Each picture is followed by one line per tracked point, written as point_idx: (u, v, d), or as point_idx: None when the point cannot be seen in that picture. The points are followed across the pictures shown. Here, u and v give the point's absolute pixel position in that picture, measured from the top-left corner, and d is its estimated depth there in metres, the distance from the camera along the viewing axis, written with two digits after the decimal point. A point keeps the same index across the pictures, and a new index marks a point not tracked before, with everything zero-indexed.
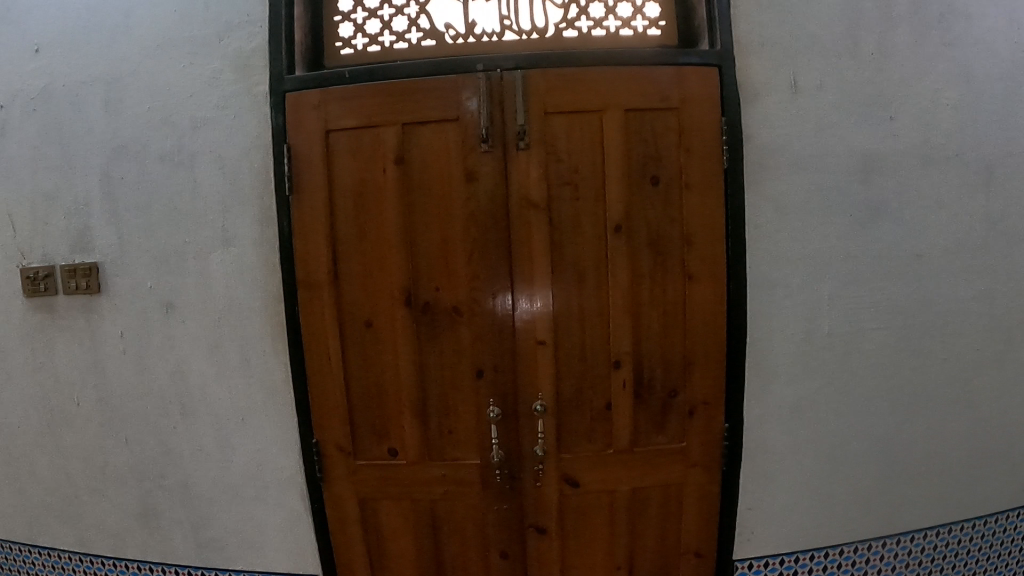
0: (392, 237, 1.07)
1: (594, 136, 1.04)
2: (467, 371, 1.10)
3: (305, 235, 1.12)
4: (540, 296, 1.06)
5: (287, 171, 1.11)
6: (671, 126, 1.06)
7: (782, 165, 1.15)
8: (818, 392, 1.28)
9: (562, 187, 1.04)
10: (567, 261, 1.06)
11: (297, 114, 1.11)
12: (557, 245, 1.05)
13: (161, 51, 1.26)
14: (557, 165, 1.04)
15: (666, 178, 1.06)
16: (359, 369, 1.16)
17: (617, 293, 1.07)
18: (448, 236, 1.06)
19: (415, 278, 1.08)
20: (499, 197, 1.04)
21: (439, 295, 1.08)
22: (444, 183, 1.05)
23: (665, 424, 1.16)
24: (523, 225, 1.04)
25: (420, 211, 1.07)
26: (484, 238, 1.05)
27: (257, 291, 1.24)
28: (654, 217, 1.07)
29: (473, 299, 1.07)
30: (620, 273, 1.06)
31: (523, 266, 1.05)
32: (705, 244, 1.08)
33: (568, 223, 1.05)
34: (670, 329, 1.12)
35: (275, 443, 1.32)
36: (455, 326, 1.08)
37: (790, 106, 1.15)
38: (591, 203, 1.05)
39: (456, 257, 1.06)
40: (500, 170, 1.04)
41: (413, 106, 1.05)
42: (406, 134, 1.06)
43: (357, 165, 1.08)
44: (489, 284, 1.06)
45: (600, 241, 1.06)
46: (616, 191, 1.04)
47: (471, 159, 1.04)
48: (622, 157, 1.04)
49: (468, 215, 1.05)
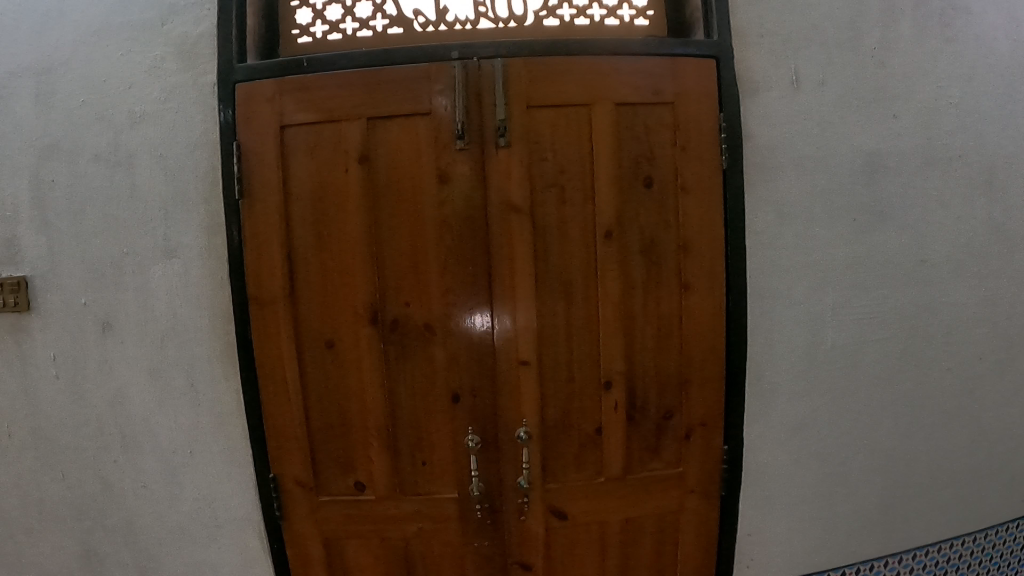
0: (354, 246, 0.95)
1: (580, 133, 0.93)
2: (442, 396, 0.99)
3: (257, 243, 0.99)
4: (522, 311, 0.95)
5: (236, 171, 0.98)
6: (665, 122, 0.96)
7: (783, 165, 1.06)
8: (821, 410, 1.18)
9: (546, 189, 0.93)
10: (551, 272, 0.95)
11: (248, 107, 0.99)
12: (540, 254, 0.94)
13: (97, 38, 1.12)
14: (540, 165, 0.93)
15: (659, 179, 0.96)
16: (321, 393, 1.03)
17: (607, 307, 0.96)
18: (418, 244, 0.94)
19: (381, 292, 0.96)
20: (475, 200, 0.93)
21: (408, 311, 0.96)
22: (413, 185, 0.94)
23: (660, 449, 1.05)
24: (503, 233, 0.93)
25: (386, 216, 0.94)
26: (459, 247, 0.94)
27: (204, 307, 1.10)
28: (647, 222, 0.96)
29: (448, 315, 0.95)
30: (611, 285, 0.95)
31: (503, 278, 0.94)
32: (703, 251, 0.98)
33: (553, 229, 0.94)
34: (665, 345, 1.00)
35: (229, 475, 1.18)
36: (428, 346, 0.96)
37: (791, 102, 1.07)
38: (578, 207, 0.94)
39: (428, 268, 0.94)
40: (476, 171, 0.93)
41: (378, 99, 0.93)
42: (370, 130, 0.94)
43: (315, 165, 0.96)
44: (465, 299, 0.95)
45: (588, 250, 0.95)
46: (605, 194, 0.94)
47: (443, 158, 0.93)
48: (612, 155, 0.93)
49: (441, 221, 0.93)
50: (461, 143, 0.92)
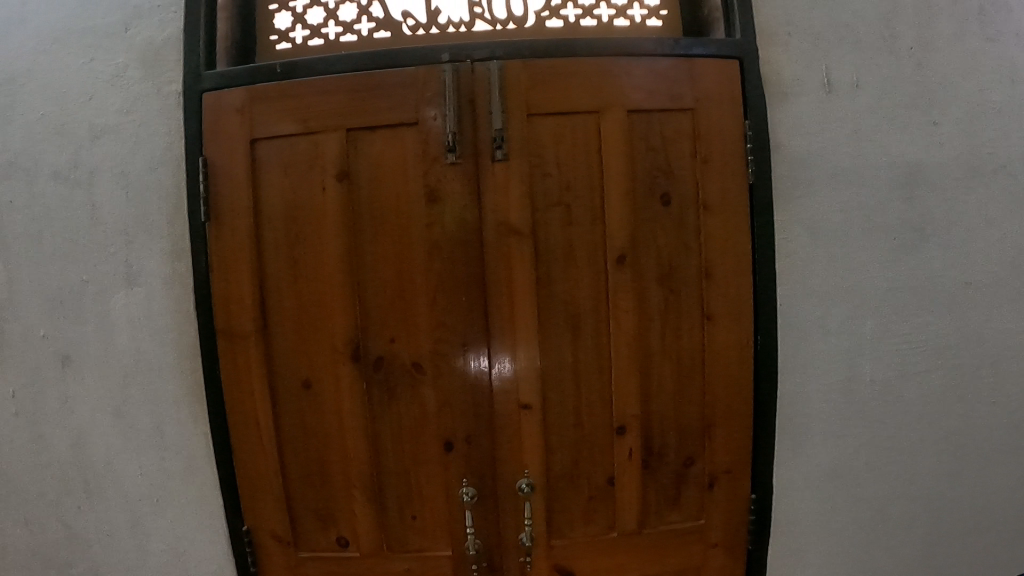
0: (332, 274, 0.84)
1: (587, 144, 0.82)
2: (433, 443, 0.87)
3: (225, 271, 0.88)
4: (524, 348, 0.83)
5: (202, 190, 0.88)
6: (684, 132, 0.85)
7: (816, 179, 0.95)
8: (860, 453, 1.05)
9: (550, 208, 0.82)
10: (556, 302, 0.83)
11: (216, 119, 0.88)
12: (544, 282, 0.82)
13: (57, 45, 1.02)
14: (544, 181, 0.82)
15: (679, 195, 0.84)
16: (298, 438, 0.91)
17: (620, 340, 0.84)
18: (403, 272, 0.82)
19: (362, 326, 0.84)
20: (469, 222, 0.81)
21: (394, 348, 0.84)
22: (399, 204, 0.82)
23: (680, 499, 0.93)
24: (501, 258, 0.81)
25: (367, 240, 0.83)
26: (452, 275, 0.82)
27: (170, 340, 0.99)
28: (665, 244, 0.84)
29: (437, 352, 0.83)
30: (624, 316, 0.84)
31: (501, 310, 0.82)
32: (728, 277, 0.86)
33: (559, 254, 0.82)
34: (686, 383, 0.88)
35: (200, 526, 1.06)
36: (416, 386, 0.85)
37: (822, 109, 0.95)
38: (587, 228, 0.82)
39: (416, 299, 0.83)
40: (471, 188, 0.81)
41: (358, 107, 0.82)
42: (350, 143, 0.83)
43: (288, 182, 0.85)
44: (457, 334, 0.83)
45: (599, 276, 0.83)
46: (617, 212, 0.82)
47: (432, 174, 0.81)
48: (625, 170, 0.82)
49: (430, 245, 0.81)
50: (453, 157, 0.80)
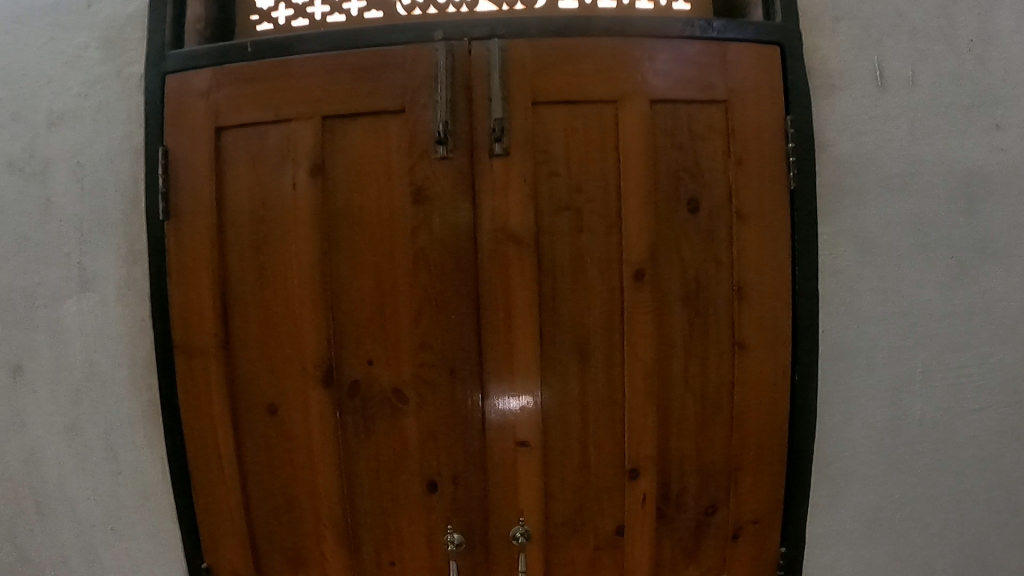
0: (300, 285, 0.71)
1: (603, 141, 0.69)
2: (415, 484, 0.74)
3: (183, 276, 0.77)
4: (523, 379, 0.69)
5: (160, 184, 0.77)
6: (716, 128, 0.72)
7: (867, 187, 0.82)
8: (910, 501, 0.91)
9: (558, 215, 0.68)
10: (564, 324, 0.69)
11: (180, 103, 0.77)
12: (549, 301, 0.69)
13: (16, 21, 0.92)
14: (552, 182, 0.68)
15: (708, 201, 0.72)
16: (262, 468, 0.79)
17: (637, 373, 0.70)
18: (383, 283, 0.70)
19: (335, 347, 0.71)
20: (462, 229, 0.68)
21: (372, 372, 0.71)
22: (379, 205, 0.69)
23: (699, 553, 0.80)
24: (499, 272, 0.68)
25: (341, 246, 0.70)
26: (441, 288, 0.69)
27: (126, 352, 0.88)
28: (691, 258, 0.72)
29: (420, 379, 0.70)
30: (642, 345, 0.70)
31: (498, 332, 0.69)
32: (763, 297, 0.74)
33: (568, 269, 0.68)
34: (711, 419, 0.76)
35: (158, 561, 0.94)
36: (396, 418, 0.71)
37: (874, 107, 0.83)
38: (600, 239, 0.68)
39: (398, 314, 0.69)
40: (462, 189, 0.68)
41: (336, 91, 0.70)
42: (326, 133, 0.70)
43: (256, 177, 0.74)
44: (446, 358, 0.69)
45: (614, 298, 0.69)
46: (637, 222, 0.68)
47: (417, 172, 0.68)
48: (647, 168, 0.69)
49: (416, 253, 0.68)
50: (442, 151, 0.67)
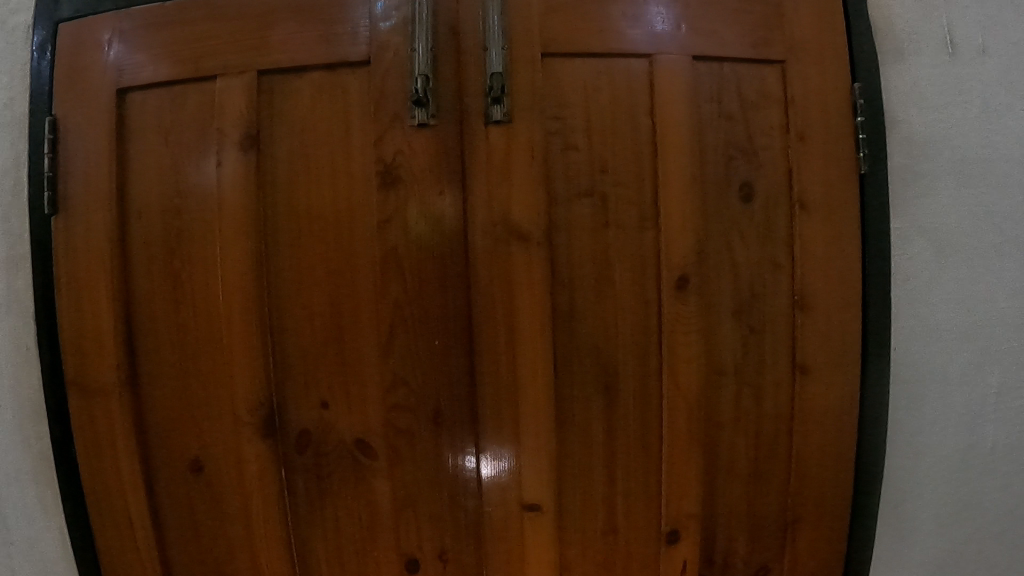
0: (226, 300, 0.52)
1: (631, 107, 0.51)
2: (387, 567, 0.54)
3: (73, 289, 0.58)
4: (532, 425, 0.50)
5: (45, 166, 0.58)
6: (771, 94, 0.56)
7: (943, 173, 0.68)
8: (996, 557, 0.74)
9: (570, 205, 0.49)
10: (585, 351, 0.50)
11: (73, 58, 0.58)
12: (565, 321, 0.50)
13: None
14: (566, 161, 0.50)
15: (766, 185, 0.55)
16: (184, 541, 0.60)
17: (680, 416, 0.51)
18: (339, 296, 0.50)
19: (278, 381, 0.52)
20: (449, 223, 0.49)
21: (327, 417, 0.52)
22: (333, 191, 0.50)
23: None
24: (495, 283, 0.48)
25: (281, 245, 0.51)
26: (421, 301, 0.49)
27: (12, 385, 0.68)
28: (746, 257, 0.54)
29: (391, 425, 0.51)
30: (685, 379, 0.51)
31: (499, 364, 0.49)
32: (831, 310, 0.57)
33: (590, 275, 0.50)
34: (767, 467, 0.58)
35: None
36: (363, 477, 0.53)
37: (947, 77, 0.69)
38: (631, 237, 0.50)
39: (361, 337, 0.50)
40: (441, 169, 0.49)
41: (279, 39, 0.52)
42: (263, 95, 0.53)
43: (170, 156, 0.55)
44: (428, 397, 0.50)
45: (650, 316, 0.50)
46: (678, 214, 0.50)
47: (386, 145, 0.49)
48: (691, 139, 0.51)
49: (382, 257, 0.49)
50: (417, 119, 0.49)
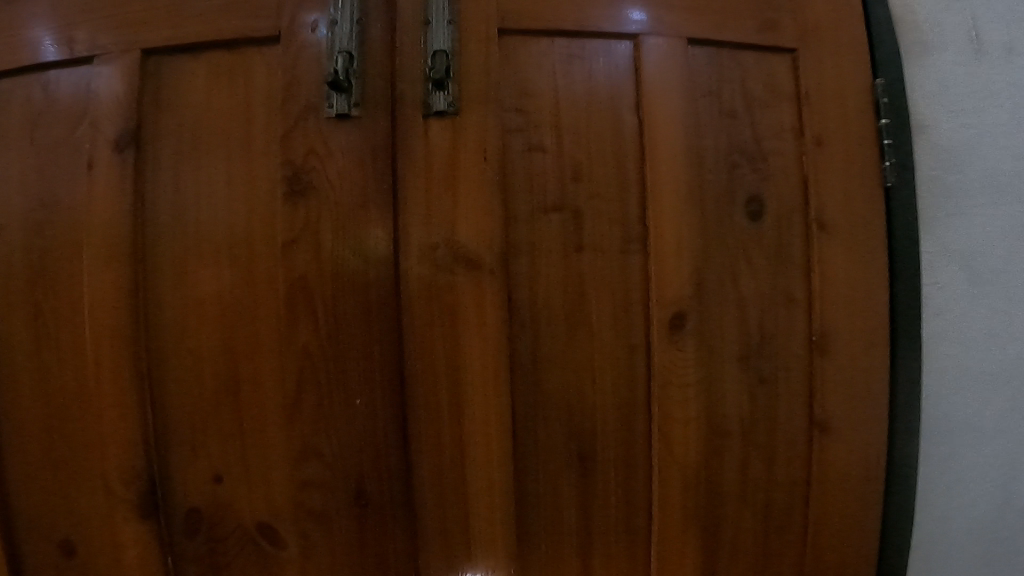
0: (92, 344, 0.41)
1: (611, 100, 0.40)
2: None
3: None
4: (485, 510, 0.39)
5: None
6: (780, 89, 0.46)
7: (977, 187, 0.58)
8: None
9: (529, 224, 0.38)
10: (552, 413, 0.38)
11: None
12: (526, 374, 0.38)
13: None
14: (527, 166, 0.38)
15: (774, 201, 0.44)
16: None
17: (675, 494, 0.40)
18: (234, 340, 0.39)
19: (159, 447, 0.41)
20: (374, 245, 0.37)
21: (222, 494, 0.40)
22: (228, 204, 0.39)
23: None
24: (433, 324, 0.37)
25: (163, 272, 0.40)
26: (338, 348, 0.38)
27: None
28: (758, 296, 0.42)
29: (303, 506, 0.39)
30: (681, 446, 0.40)
31: (440, 431, 0.38)
32: (856, 351, 0.46)
33: (559, 315, 0.38)
34: (781, 545, 0.47)
35: None
36: (268, 570, 0.41)
37: (977, 78, 0.59)
38: (613, 266, 0.38)
39: (261, 393, 0.39)
40: (366, 172, 0.38)
41: (169, 10, 0.41)
42: (148, 80, 0.42)
43: (36, 159, 0.43)
44: (349, 471, 0.39)
45: (636, 368, 0.39)
46: (672, 236, 0.39)
47: (297, 142, 0.38)
48: (687, 140, 0.40)
49: (289, 289, 0.38)
50: (336, 108, 0.38)
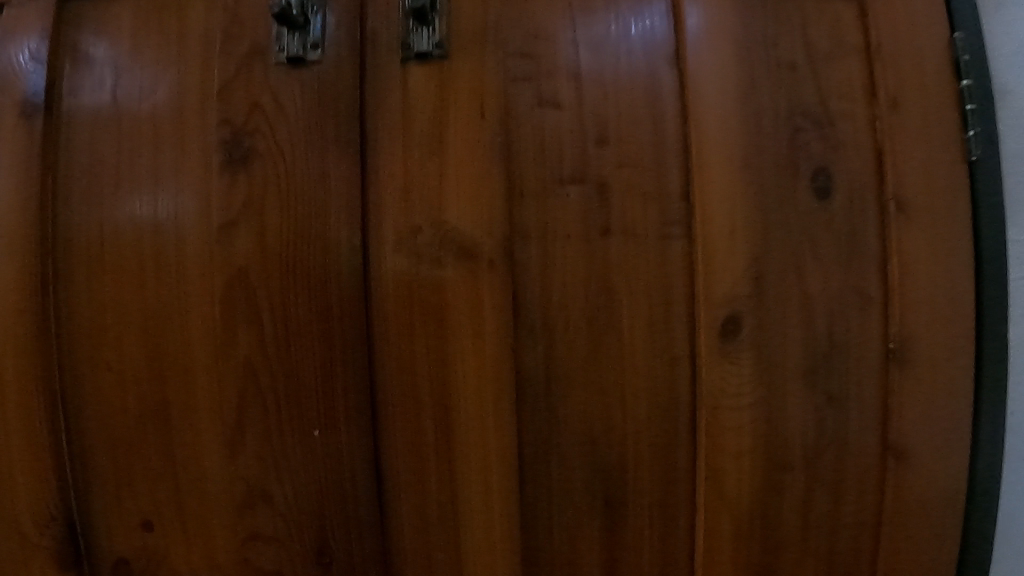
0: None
1: (642, 42, 0.31)
2: None
3: None
4: (482, 565, 0.31)
5: None
6: (854, 30, 0.36)
7: None
8: None
9: (541, 201, 0.29)
10: (568, 445, 0.30)
11: None
12: (537, 395, 0.29)
13: None
14: (538, 127, 0.29)
15: (849, 172, 0.34)
16: None
17: (725, 548, 0.32)
18: (162, 356, 0.31)
19: (76, 489, 0.32)
20: (336, 232, 0.29)
21: (153, 545, 0.32)
22: (155, 182, 0.31)
23: None
24: (414, 334, 0.29)
25: (77, 265, 0.31)
26: (291, 366, 0.30)
27: None
28: (830, 294, 0.33)
29: (251, 565, 0.32)
30: (733, 486, 0.31)
31: (426, 468, 0.30)
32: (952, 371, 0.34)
33: (580, 318, 0.29)
34: None
35: None
36: None
37: None
38: (651, 255, 0.29)
39: (196, 420, 0.31)
40: (327, 136, 0.29)
41: None
42: (64, 24, 0.33)
43: None
44: (305, 524, 0.31)
45: (678, 386, 0.30)
46: (726, 217, 0.30)
47: (237, 95, 0.30)
48: (735, 92, 0.30)
49: (227, 291, 0.30)
50: (288, 51, 0.30)
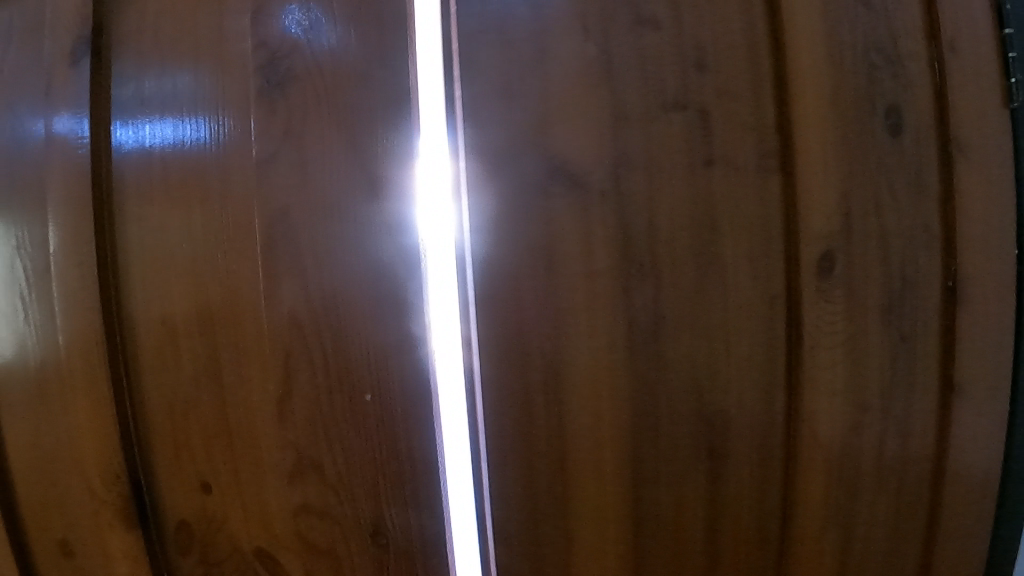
0: (54, 304, 0.30)
1: None
2: None
3: None
4: (591, 504, 0.30)
5: None
6: None
7: None
8: None
9: (645, 135, 0.29)
10: (674, 382, 0.29)
11: None
12: (647, 339, 0.29)
13: None
14: (637, 57, 0.29)
15: (923, 110, 0.33)
16: None
17: (817, 479, 0.32)
18: (210, 312, 0.29)
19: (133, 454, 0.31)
20: (380, 164, 0.28)
21: (205, 517, 0.31)
22: (196, 119, 0.30)
23: None
24: (521, 270, 0.28)
25: (134, 210, 0.30)
26: (339, 329, 0.29)
27: None
28: (913, 231, 0.32)
29: (304, 542, 0.31)
30: (827, 426, 0.31)
31: (533, 417, 0.29)
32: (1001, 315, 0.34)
33: (686, 251, 0.29)
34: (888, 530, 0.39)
35: None
36: None
37: None
38: (751, 188, 0.29)
39: (245, 384, 0.30)
40: (370, 90, 0.29)
41: None
42: None
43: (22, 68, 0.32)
44: (360, 490, 0.30)
45: (777, 322, 0.30)
46: (818, 153, 0.30)
47: (275, 16, 0.29)
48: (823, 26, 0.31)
49: (274, 245, 0.29)
50: None
